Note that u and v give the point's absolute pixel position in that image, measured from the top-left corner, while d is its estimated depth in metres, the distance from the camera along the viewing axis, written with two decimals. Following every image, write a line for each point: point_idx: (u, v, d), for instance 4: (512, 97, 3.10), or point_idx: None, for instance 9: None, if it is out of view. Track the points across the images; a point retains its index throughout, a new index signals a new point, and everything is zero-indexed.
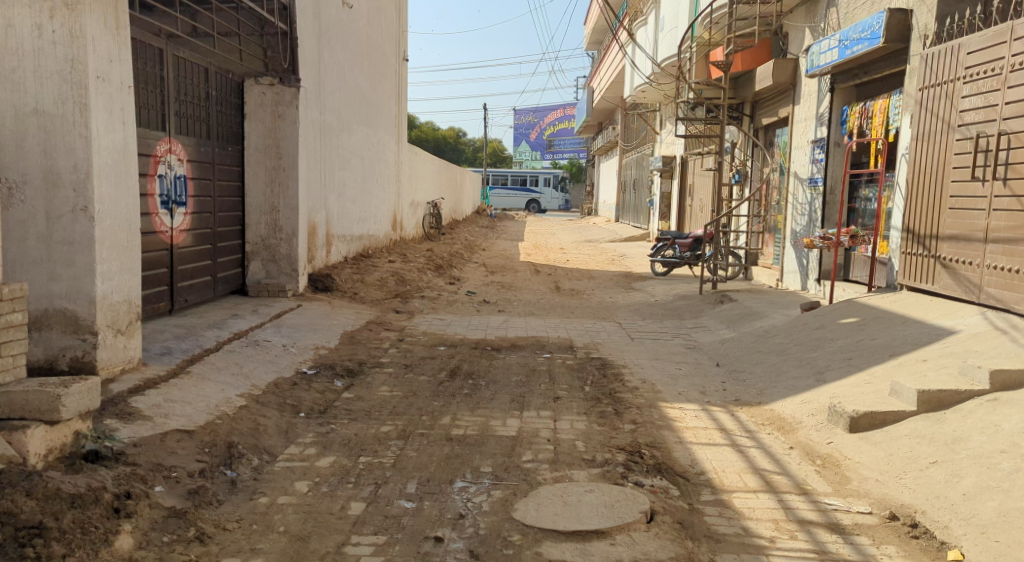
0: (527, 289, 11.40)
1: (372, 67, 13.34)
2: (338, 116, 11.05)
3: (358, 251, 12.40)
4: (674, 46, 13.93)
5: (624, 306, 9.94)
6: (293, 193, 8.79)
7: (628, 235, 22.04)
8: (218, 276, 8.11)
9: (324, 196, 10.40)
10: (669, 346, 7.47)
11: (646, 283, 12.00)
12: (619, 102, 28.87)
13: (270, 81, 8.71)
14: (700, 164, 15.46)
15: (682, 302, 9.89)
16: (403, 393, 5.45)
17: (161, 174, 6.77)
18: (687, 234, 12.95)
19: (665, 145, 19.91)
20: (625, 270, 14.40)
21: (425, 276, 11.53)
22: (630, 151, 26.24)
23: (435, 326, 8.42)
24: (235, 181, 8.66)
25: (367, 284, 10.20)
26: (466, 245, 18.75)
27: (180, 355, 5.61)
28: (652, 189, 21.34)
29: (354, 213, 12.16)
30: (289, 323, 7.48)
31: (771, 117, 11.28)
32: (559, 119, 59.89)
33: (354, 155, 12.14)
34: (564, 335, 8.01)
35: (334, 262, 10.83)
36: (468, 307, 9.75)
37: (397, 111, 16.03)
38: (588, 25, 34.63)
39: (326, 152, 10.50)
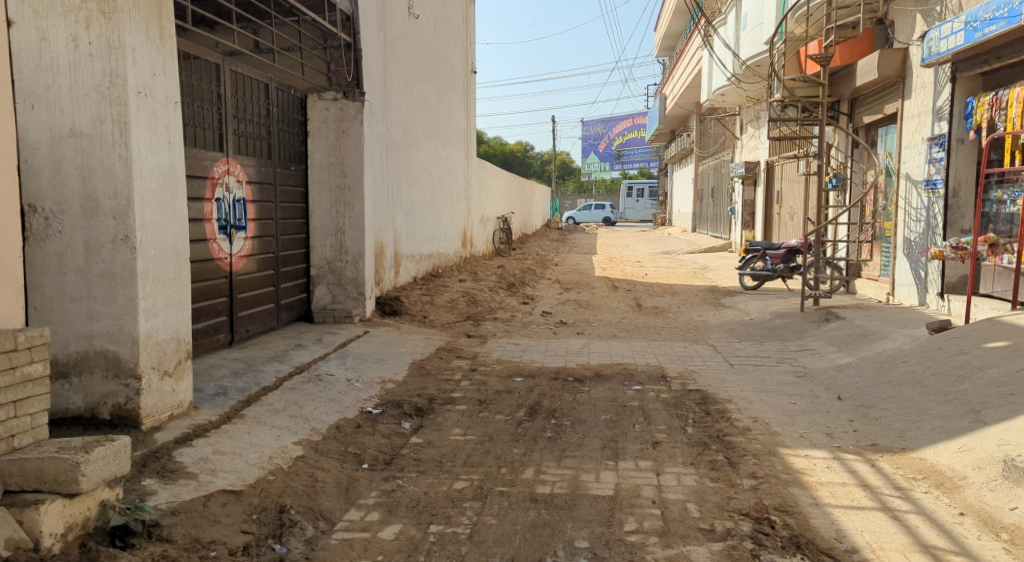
0: (607, 308, 10.64)
1: (440, 80, 12.89)
2: (405, 131, 10.61)
3: (427, 270, 11.92)
4: (758, 44, 12.98)
5: (715, 326, 9.07)
6: (358, 213, 8.33)
7: (708, 246, 20.96)
8: (281, 303, 7.69)
9: (392, 215, 9.96)
10: (775, 373, 6.61)
11: (735, 299, 11.07)
12: (694, 108, 27.78)
13: (334, 95, 8.28)
14: (790, 169, 14.37)
15: (781, 320, 8.95)
16: (479, 438, 4.79)
17: (218, 197, 6.37)
18: (779, 245, 11.95)
19: (746, 150, 18.85)
20: (710, 284, 13.47)
21: (498, 296, 10.92)
22: (707, 158, 25.14)
23: (510, 352, 7.78)
24: (298, 201, 8.25)
25: (437, 307, 9.65)
26: (538, 261, 18.11)
27: (235, 396, 5.13)
28: (733, 197, 20.23)
29: (423, 231, 11.70)
30: (355, 353, 6.96)
31: (875, 113, 10.21)
32: (628, 128, 58.83)
33: (423, 171, 11.69)
34: (654, 362, 7.23)
35: (403, 284, 10.35)
36: (545, 330, 9.07)
37: (466, 124, 15.58)
38: (659, 31, 33.68)
39: (394, 169, 10.07)
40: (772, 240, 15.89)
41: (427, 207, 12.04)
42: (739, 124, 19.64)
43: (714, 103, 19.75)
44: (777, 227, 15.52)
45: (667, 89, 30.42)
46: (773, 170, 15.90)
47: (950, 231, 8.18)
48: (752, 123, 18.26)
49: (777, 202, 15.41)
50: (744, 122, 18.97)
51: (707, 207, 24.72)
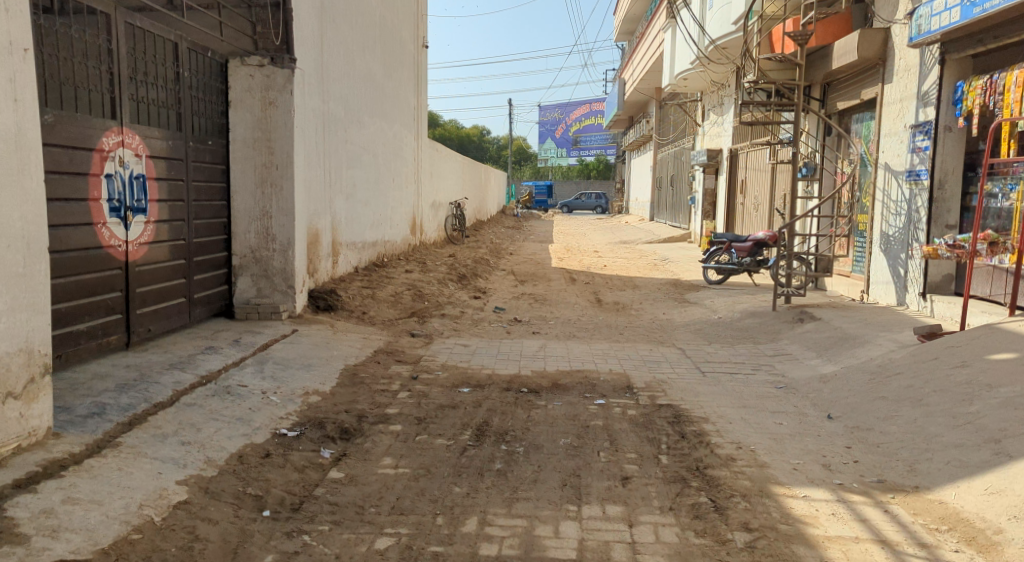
0: (565, 304, 9.86)
1: (387, 53, 11.91)
2: (347, 106, 9.66)
3: (371, 260, 10.98)
4: (726, 24, 12.37)
5: (683, 325, 8.36)
6: (287, 195, 7.36)
7: (667, 236, 20.38)
8: (195, 297, 6.69)
9: (330, 199, 9.01)
10: (753, 384, 5.90)
11: (700, 295, 10.41)
12: (655, 94, 27.19)
13: (259, 61, 7.26)
14: (756, 158, 13.77)
15: (752, 320, 8.29)
16: (413, 473, 3.94)
17: (109, 173, 5.36)
18: (746, 237, 11.33)
19: (708, 137, 18.30)
20: (672, 277, 12.81)
21: (447, 288, 10.05)
22: (667, 146, 24.57)
23: (458, 355, 6.93)
24: (218, 180, 7.23)
25: (378, 301, 8.73)
26: (493, 249, 17.24)
27: (114, 418, 4.18)
28: (694, 186, 19.68)
29: (367, 217, 10.77)
30: (277, 357, 6.02)
31: (850, 100, 9.62)
32: (586, 115, 58.22)
33: (367, 151, 10.75)
34: (618, 369, 6.47)
35: (341, 275, 9.40)
36: (498, 329, 8.25)
37: (417, 102, 14.62)
38: (618, 16, 32.99)
39: (333, 147, 9.11)
40: (735, 231, 15.32)
41: (372, 191, 11.10)
42: (701, 111, 19.06)
43: (677, 88, 19.12)
44: (741, 218, 14.94)
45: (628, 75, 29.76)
46: (738, 159, 15.32)
47: (934, 226, 7.59)
48: (715, 109, 17.68)
49: (741, 193, 14.84)
50: (707, 108, 18.37)
51: (665, 196, 24.18)
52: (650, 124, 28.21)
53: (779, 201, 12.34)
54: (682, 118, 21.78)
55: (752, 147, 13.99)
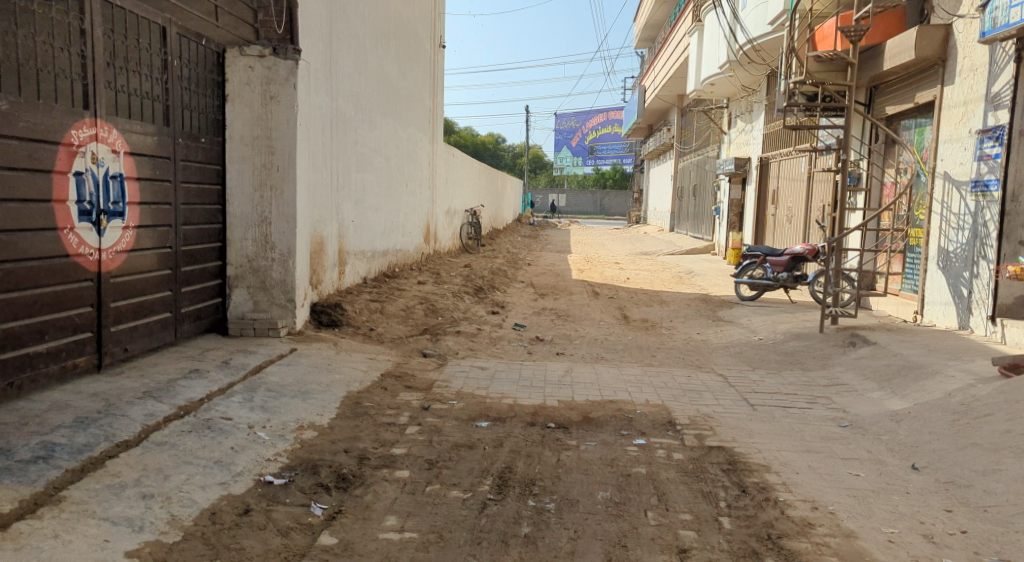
0: (590, 320, 9.12)
1: (402, 51, 11.24)
2: (358, 105, 9.03)
3: (381, 270, 10.29)
4: (761, 25, 11.80)
5: (720, 348, 7.60)
6: (288, 200, 6.69)
7: (690, 248, 19.59)
8: (182, 311, 6.00)
9: (337, 204, 8.37)
10: (813, 421, 5.13)
11: (734, 313, 9.64)
12: (676, 101, 26.49)
13: (259, 51, 6.59)
14: (792, 166, 13.00)
15: (798, 343, 7.52)
16: (423, 540, 3.23)
17: (78, 171, 4.73)
18: (782, 251, 10.59)
19: (735, 145, 17.64)
20: (701, 292, 12.05)
21: (462, 302, 9.35)
22: (689, 154, 23.83)
23: (474, 381, 6.21)
24: (212, 182, 6.56)
25: (387, 316, 8.03)
26: (509, 259, 16.54)
27: (64, 463, 3.50)
28: (719, 196, 18.91)
29: (378, 224, 10.12)
30: (271, 382, 5.33)
31: (900, 103, 8.87)
32: (603, 123, 57.56)
33: (379, 154, 10.11)
34: (656, 399, 5.72)
35: (348, 287, 8.71)
36: (517, 350, 7.51)
37: (432, 105, 13.97)
38: (639, 22, 32.39)
39: (342, 148, 8.48)
40: (766, 243, 14.52)
41: (384, 196, 10.45)
42: (728, 118, 18.33)
43: (702, 94, 18.41)
44: (773, 230, 14.14)
45: (648, 82, 29.12)
46: (770, 168, 14.54)
47: (1006, 242, 6.81)
48: (743, 116, 16.94)
49: (774, 204, 14.06)
50: (735, 115, 17.62)
51: (687, 206, 23.42)
52: (671, 132, 27.47)
53: (819, 213, 11.57)
54: (706, 126, 21.04)
55: (788, 155, 13.23)
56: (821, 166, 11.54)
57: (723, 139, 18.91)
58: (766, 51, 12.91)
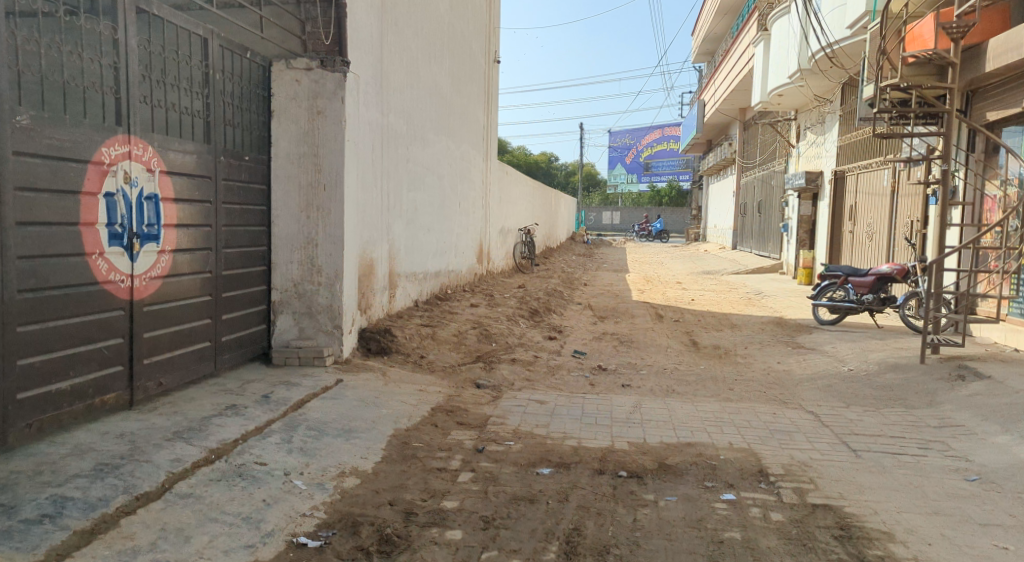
0: (656, 348, 8.45)
1: (455, 66, 10.88)
2: (410, 121, 8.64)
3: (433, 292, 9.86)
4: (840, 29, 11.28)
5: (805, 380, 6.84)
6: (336, 220, 6.29)
7: (756, 267, 18.66)
8: (223, 340, 5.62)
9: (388, 223, 7.97)
10: (932, 474, 4.39)
11: (815, 339, 8.84)
12: (738, 115, 25.62)
13: (307, 64, 6.21)
14: (875, 180, 12.09)
15: (895, 376, 6.72)
16: None
17: (110, 192, 4.39)
18: (866, 271, 9.79)
19: (804, 159, 16.76)
20: (774, 315, 11.24)
21: (519, 327, 8.81)
22: (753, 169, 22.90)
23: (533, 417, 5.65)
24: (257, 202, 6.20)
25: (438, 342, 7.53)
26: (565, 280, 15.95)
27: (71, 523, 3.07)
28: (786, 212, 17.98)
29: (429, 245, 9.72)
30: (312, 420, 4.87)
31: (1004, 107, 8.03)
32: (659, 140, 56.62)
33: (431, 172, 9.72)
34: (741, 442, 5.04)
35: (398, 311, 8.29)
36: (579, 381, 6.91)
37: (487, 121, 13.58)
38: (697, 36, 31.63)
39: (393, 166, 8.11)
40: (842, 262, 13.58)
41: (436, 215, 10.05)
42: (797, 130, 17.44)
43: (769, 106, 17.59)
44: (851, 248, 13.20)
45: (708, 96, 28.28)
46: (847, 182, 13.63)
47: None
48: (814, 128, 16.05)
49: (853, 220, 13.14)
50: (805, 127, 16.73)
51: (751, 224, 22.47)
52: (732, 146, 26.53)
53: (907, 230, 10.66)
54: (772, 139, 20.14)
55: (870, 168, 12.33)
56: (909, 179, 10.65)
57: (790, 153, 18.02)
58: (842, 58, 12.16)
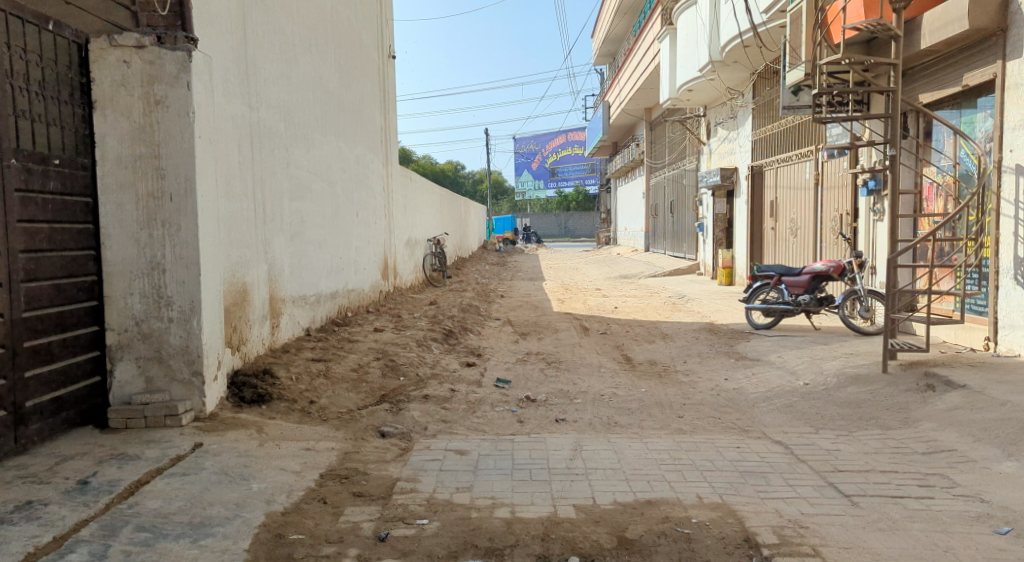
0: (587, 369, 7.43)
1: (343, 58, 9.59)
2: (289, 118, 7.32)
3: (329, 317, 8.54)
4: (754, 15, 10.89)
5: (761, 401, 5.98)
6: (187, 239, 4.93)
7: (674, 268, 18.12)
8: (22, 404, 4.26)
9: (265, 240, 6.62)
10: (954, 528, 3.51)
11: (756, 348, 8.09)
12: (644, 115, 25.26)
13: (139, 40, 4.85)
14: (798, 173, 11.61)
15: (859, 390, 5.95)
16: None
17: None
18: (800, 270, 9.20)
19: (717, 155, 16.35)
20: (705, 321, 10.49)
21: (432, 352, 7.62)
22: (663, 169, 22.50)
23: (452, 476, 4.48)
24: (80, 220, 4.78)
25: (334, 380, 6.24)
26: (480, 292, 14.85)
27: None
28: (701, 211, 17.52)
29: (321, 263, 8.38)
30: (145, 515, 3.56)
31: (937, 89, 7.52)
32: (564, 144, 56.50)
33: (320, 178, 8.40)
34: (711, 495, 4.05)
35: (284, 344, 6.94)
36: (504, 419, 5.78)
37: (385, 123, 12.33)
38: (598, 37, 31.35)
39: (268, 171, 6.76)
40: (766, 261, 13.07)
41: (328, 228, 8.72)
42: (707, 126, 17.00)
43: (677, 103, 17.09)
44: (774, 245, 12.69)
45: (612, 97, 27.88)
46: (766, 177, 13.16)
47: None
48: (726, 123, 15.61)
49: (775, 216, 12.66)
50: (716, 123, 16.29)
51: (664, 224, 22.05)
52: (639, 147, 26.16)
53: (836, 224, 10.16)
54: (682, 137, 19.71)
55: (791, 161, 11.86)
56: (836, 171, 10.16)
57: (702, 150, 17.60)
58: (754, 47, 11.67)
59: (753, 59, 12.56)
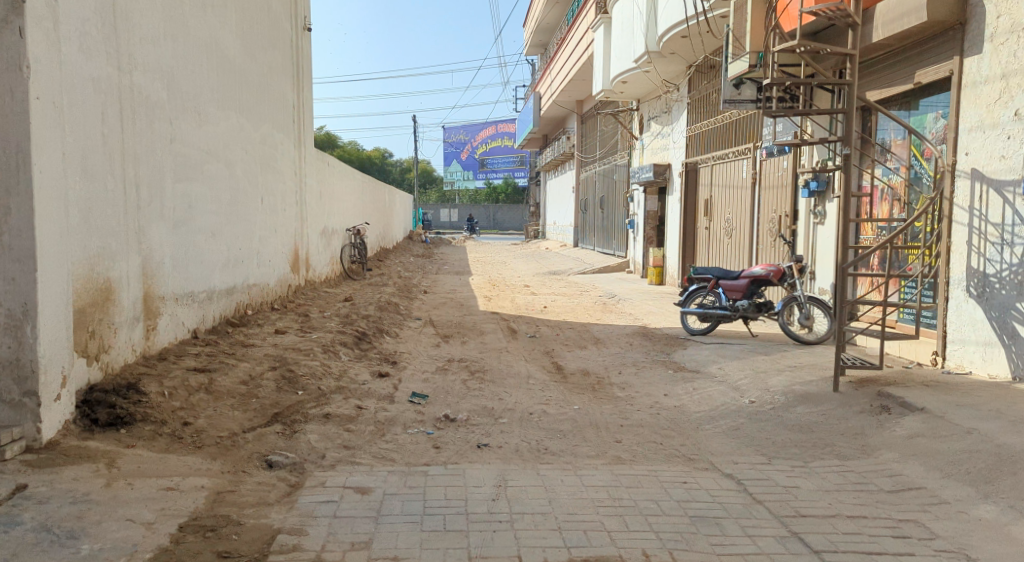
0: (514, 380, 6.70)
1: (247, 24, 8.56)
2: (174, 85, 6.29)
3: (225, 317, 7.54)
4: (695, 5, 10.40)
5: (705, 423, 5.39)
6: (18, 224, 3.96)
7: (603, 265, 17.65)
8: None
9: (139, 227, 5.62)
10: None
11: (695, 358, 7.56)
12: (576, 107, 24.76)
13: None
14: (734, 172, 11.23)
15: (810, 412, 5.44)
16: None
17: None
18: (739, 274, 8.76)
19: (649, 151, 15.93)
20: (638, 325, 9.94)
21: (339, 359, 6.73)
22: (594, 163, 22.04)
23: (348, 526, 3.67)
24: None
25: (217, 395, 5.29)
26: (402, 287, 13.96)
27: None
28: (632, 207, 17.09)
29: (214, 254, 7.36)
30: None
31: (885, 87, 7.14)
32: (494, 135, 55.75)
33: (216, 157, 7.39)
34: (659, 552, 3.39)
35: (163, 350, 5.95)
36: (417, 444, 4.98)
37: (298, 102, 11.29)
38: (530, 27, 30.70)
39: (144, 146, 5.75)
40: (699, 261, 12.67)
41: (225, 215, 7.71)
42: (640, 121, 16.56)
43: (611, 95, 16.58)
44: (708, 245, 12.31)
45: (543, 88, 27.29)
46: (701, 175, 12.77)
47: None
48: (660, 118, 15.18)
49: (709, 215, 12.27)
50: (649, 117, 15.84)
51: (594, 219, 21.59)
52: (570, 140, 25.64)
53: (773, 226, 9.80)
54: (614, 130, 19.23)
55: (728, 159, 11.49)
56: (774, 170, 9.79)
57: (634, 144, 17.16)
58: (693, 37, 11.19)
59: (691, 51, 12.10)
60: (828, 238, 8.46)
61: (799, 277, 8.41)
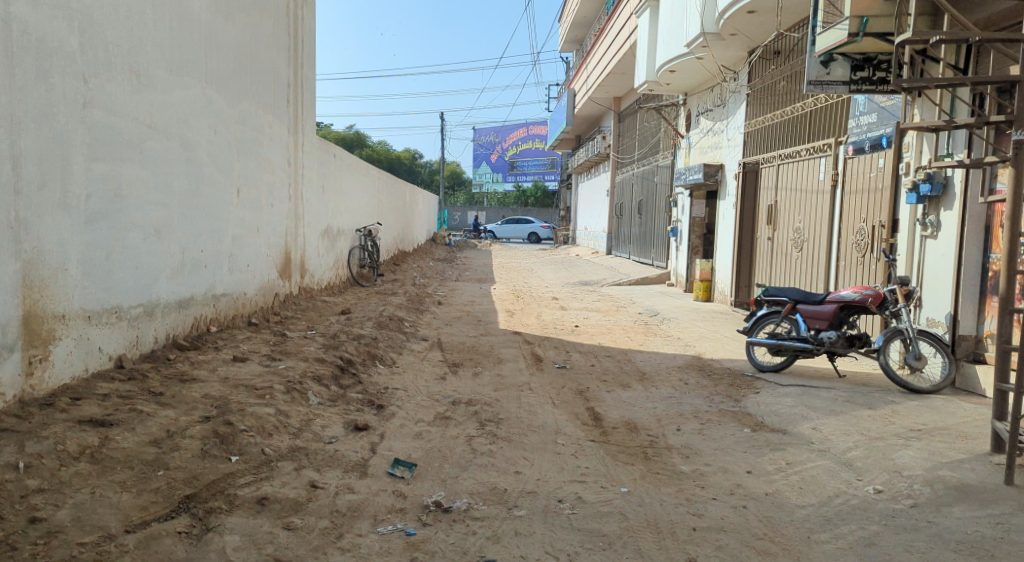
0: (537, 440, 4.99)
1: None
2: (92, 31, 4.69)
3: (172, 338, 5.93)
4: None
5: (819, 530, 3.63)
6: None
7: (641, 277, 15.88)
8: None
9: (18, 219, 4.04)
10: None
11: (774, 409, 5.76)
12: (613, 105, 23.02)
13: None
14: (808, 173, 9.44)
15: (979, 521, 3.64)
16: None
17: None
18: (824, 299, 6.96)
19: (698, 150, 14.14)
20: (691, 356, 8.16)
21: (305, 402, 5.05)
22: (631, 165, 20.29)
23: None
24: None
25: (106, 462, 3.63)
26: (413, 297, 12.33)
27: None
28: (675, 213, 15.29)
29: (159, 257, 5.76)
30: None
31: None
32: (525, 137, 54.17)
33: (165, 133, 5.80)
34: None
35: (58, 389, 4.34)
36: (388, 557, 3.29)
37: (296, 80, 9.70)
38: (566, 21, 29.06)
39: (34, 107, 4.17)
40: (758, 277, 10.87)
41: (179, 208, 6.12)
42: (688, 116, 14.79)
43: (655, 88, 14.81)
44: (770, 259, 10.50)
45: (578, 85, 25.60)
46: (762, 176, 10.98)
47: None
48: (712, 112, 13.39)
49: (773, 224, 10.47)
50: (698, 113, 14.12)
51: (630, 226, 19.85)
52: (605, 140, 23.90)
53: (862, 238, 7.98)
54: (656, 128, 17.48)
55: (800, 157, 9.71)
56: (865, 170, 7.99)
57: (679, 143, 15.39)
58: (762, 12, 9.55)
59: (757, 30, 10.34)
60: (943, 254, 6.65)
61: (906, 304, 6.58)
